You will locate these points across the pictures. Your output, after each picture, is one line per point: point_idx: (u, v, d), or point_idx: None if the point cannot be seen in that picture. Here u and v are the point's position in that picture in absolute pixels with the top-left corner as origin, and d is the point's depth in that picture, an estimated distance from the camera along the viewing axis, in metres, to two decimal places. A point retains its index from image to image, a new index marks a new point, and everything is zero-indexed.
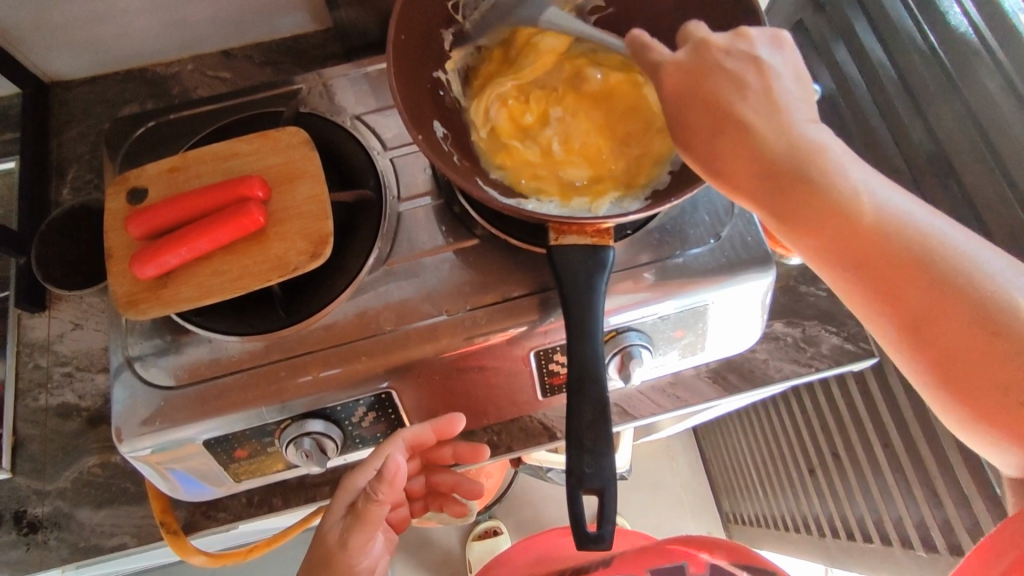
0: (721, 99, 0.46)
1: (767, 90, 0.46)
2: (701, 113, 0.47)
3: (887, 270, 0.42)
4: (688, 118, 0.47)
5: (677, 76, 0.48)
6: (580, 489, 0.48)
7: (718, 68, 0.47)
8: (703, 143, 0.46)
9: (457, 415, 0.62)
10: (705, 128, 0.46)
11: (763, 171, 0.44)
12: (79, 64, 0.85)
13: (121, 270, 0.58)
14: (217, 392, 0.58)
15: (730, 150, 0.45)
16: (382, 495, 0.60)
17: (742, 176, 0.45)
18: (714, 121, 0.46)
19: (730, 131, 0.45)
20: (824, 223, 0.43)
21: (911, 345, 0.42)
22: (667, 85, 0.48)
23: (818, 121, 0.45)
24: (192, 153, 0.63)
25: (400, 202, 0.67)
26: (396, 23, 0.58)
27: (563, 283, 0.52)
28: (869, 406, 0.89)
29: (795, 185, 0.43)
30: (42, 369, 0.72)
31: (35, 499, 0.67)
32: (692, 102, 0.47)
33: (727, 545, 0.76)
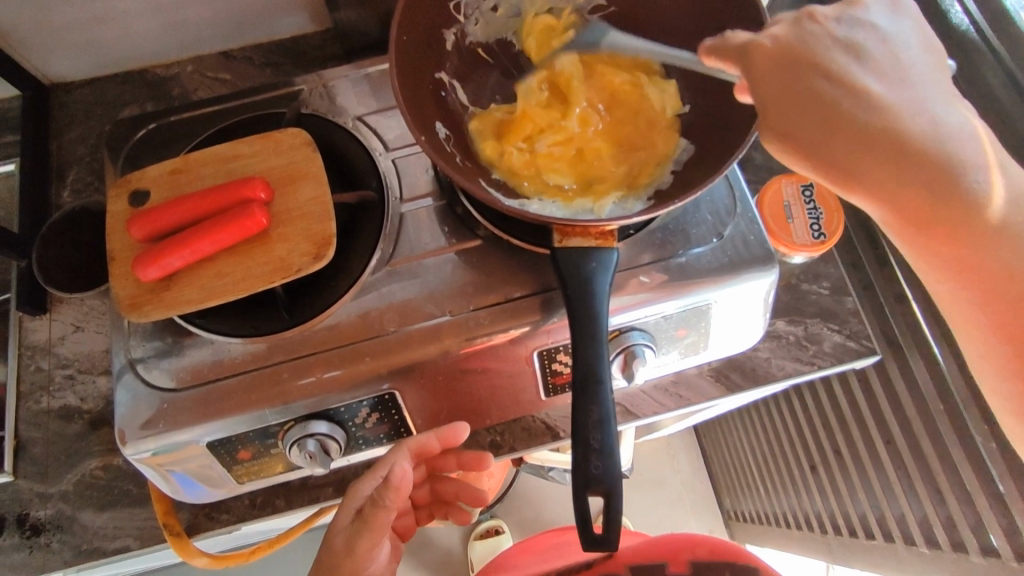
0: (845, 66, 0.49)
1: (883, 65, 0.50)
2: (805, 91, 0.49)
3: (974, 243, 0.47)
4: (797, 79, 0.49)
5: (774, 57, 0.50)
6: (585, 488, 0.48)
7: (829, 47, 0.50)
8: (805, 123, 0.49)
9: (461, 423, 0.63)
10: (809, 106, 0.49)
11: (871, 147, 0.48)
12: (78, 65, 0.85)
13: (124, 273, 0.58)
14: (220, 394, 0.58)
15: (845, 116, 0.48)
16: (389, 501, 0.59)
17: (844, 151, 0.48)
18: (814, 101, 0.49)
19: (838, 110, 0.48)
20: (921, 200, 0.47)
21: (991, 310, 0.48)
22: (775, 49, 0.50)
23: (947, 97, 0.50)
24: (193, 155, 0.63)
25: (402, 202, 0.66)
26: (399, 23, 0.58)
27: (567, 284, 0.52)
28: (870, 403, 0.89)
29: (899, 160, 0.47)
30: (43, 371, 0.72)
31: (38, 502, 0.67)
32: (796, 79, 0.49)
33: (706, 543, 0.74)
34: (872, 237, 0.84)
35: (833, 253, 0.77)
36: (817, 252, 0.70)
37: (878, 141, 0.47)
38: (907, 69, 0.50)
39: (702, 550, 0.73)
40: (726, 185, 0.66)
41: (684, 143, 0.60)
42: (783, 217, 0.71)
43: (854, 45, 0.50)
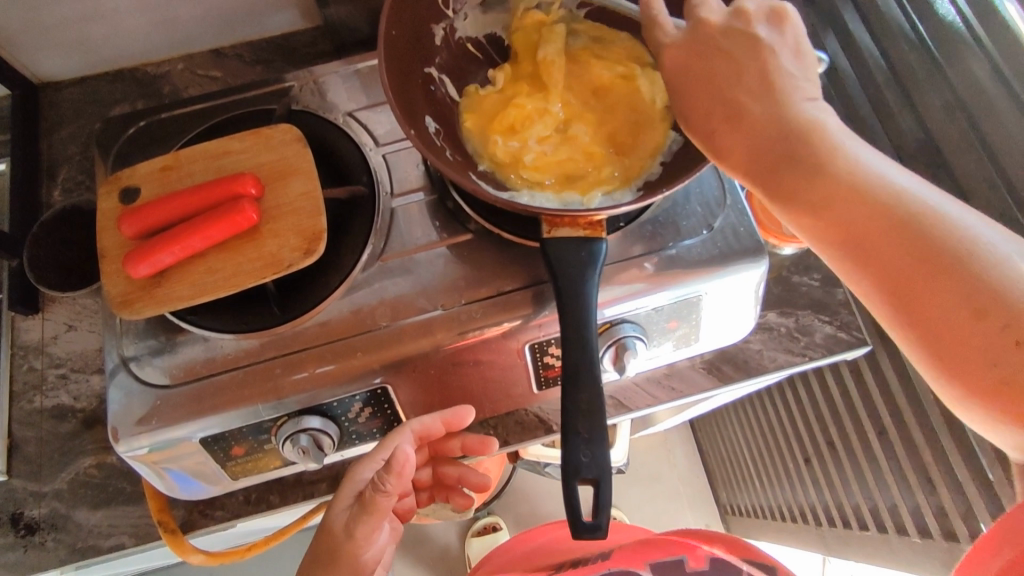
0: (716, 77, 0.50)
1: (761, 62, 0.49)
2: (695, 91, 0.51)
3: (869, 235, 0.43)
4: (690, 93, 0.51)
5: (676, 58, 0.52)
6: (575, 479, 0.49)
7: (715, 46, 0.51)
8: (699, 122, 0.50)
9: (467, 407, 0.63)
10: (700, 105, 0.50)
11: (754, 149, 0.47)
12: (68, 64, 0.85)
13: (115, 270, 0.58)
14: (213, 391, 0.58)
15: (725, 127, 0.49)
16: (390, 486, 0.59)
17: (730, 148, 0.49)
18: (707, 100, 0.50)
19: (725, 107, 0.49)
20: (805, 188, 0.45)
21: (888, 302, 0.43)
22: (669, 66, 0.52)
23: (818, 97, 0.48)
24: (183, 152, 0.63)
25: (393, 197, 0.66)
26: (388, 17, 0.58)
27: (556, 274, 0.52)
28: (863, 394, 0.89)
29: (778, 154, 0.46)
30: (36, 371, 0.72)
31: (32, 501, 0.67)
32: (691, 90, 0.51)
33: (728, 540, 0.75)
34: None
35: None
36: (807, 243, 0.71)
37: (758, 134, 0.47)
38: (787, 67, 0.49)
39: (722, 545, 0.74)
40: (716, 177, 0.66)
41: (674, 134, 0.60)
42: None
43: (735, 45, 0.50)
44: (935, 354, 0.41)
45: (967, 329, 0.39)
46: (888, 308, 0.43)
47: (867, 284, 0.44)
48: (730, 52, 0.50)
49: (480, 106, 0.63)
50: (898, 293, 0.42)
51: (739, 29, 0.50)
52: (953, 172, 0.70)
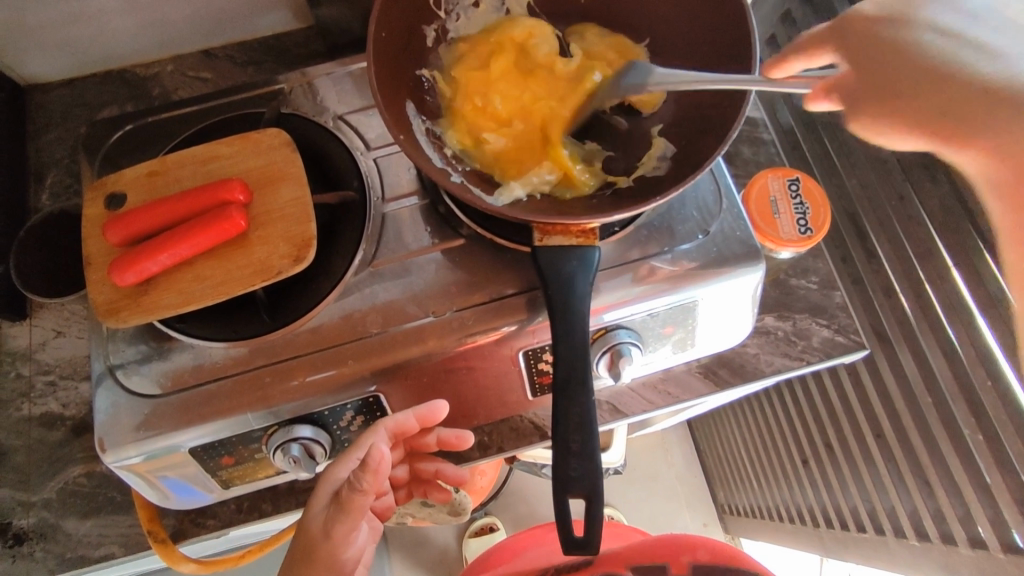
0: (898, 39, 0.52)
1: (999, 24, 0.49)
2: (893, 53, 0.52)
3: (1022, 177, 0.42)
4: (862, 68, 0.54)
5: (869, 27, 0.54)
6: (565, 492, 0.48)
7: (936, 11, 0.52)
8: (901, 94, 0.51)
9: (439, 402, 0.61)
10: (902, 72, 0.51)
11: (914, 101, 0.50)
12: (56, 65, 0.84)
13: (101, 278, 0.57)
14: (203, 399, 0.57)
15: (885, 75, 0.52)
16: (366, 484, 0.58)
17: (936, 109, 0.49)
18: (901, 65, 0.51)
19: (919, 75, 0.50)
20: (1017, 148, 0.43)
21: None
22: (851, 36, 0.55)
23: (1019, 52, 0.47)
24: (171, 157, 0.62)
25: (385, 202, 0.65)
26: (377, 18, 0.56)
27: (548, 280, 0.52)
28: (861, 397, 0.89)
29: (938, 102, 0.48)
30: (24, 378, 0.71)
31: (20, 510, 0.66)
32: (874, 53, 0.53)
33: (709, 544, 0.65)
34: (861, 230, 0.84)
35: (821, 247, 0.77)
36: (804, 247, 0.70)
37: (945, 92, 0.48)
38: (1001, 40, 0.48)
39: (704, 551, 0.64)
40: (712, 180, 0.66)
41: (665, 142, 0.60)
42: (771, 214, 0.70)
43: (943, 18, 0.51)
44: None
45: None
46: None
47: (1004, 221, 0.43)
48: (940, 31, 0.51)
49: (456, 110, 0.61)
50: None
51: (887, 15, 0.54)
52: (953, 174, 0.69)
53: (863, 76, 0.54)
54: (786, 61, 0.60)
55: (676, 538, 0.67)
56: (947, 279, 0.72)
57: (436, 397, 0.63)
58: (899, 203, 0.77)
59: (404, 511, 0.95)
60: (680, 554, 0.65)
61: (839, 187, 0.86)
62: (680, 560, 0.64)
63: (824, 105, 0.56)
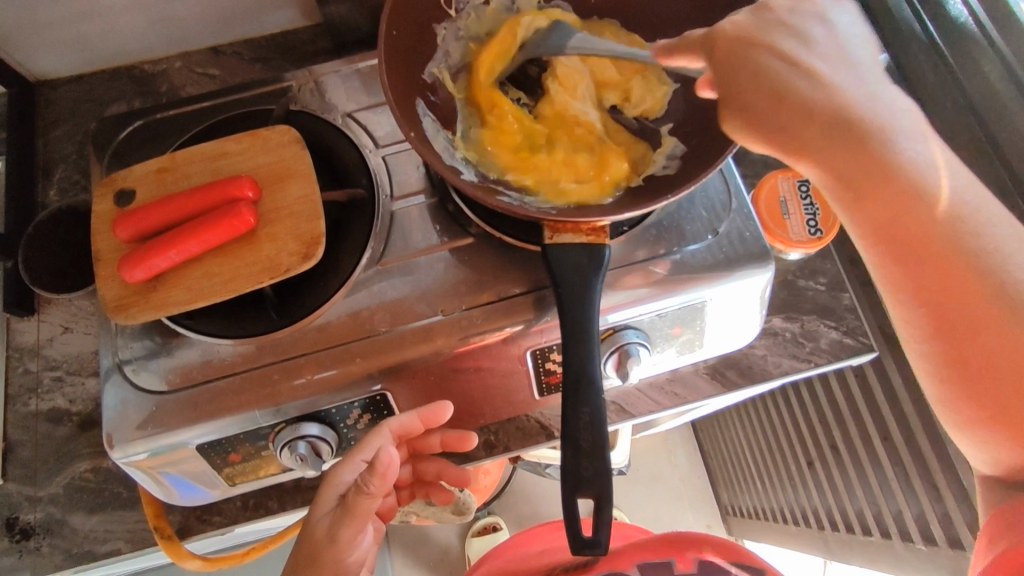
0: (763, 62, 0.51)
1: (826, 46, 0.51)
2: (757, 72, 0.51)
3: (905, 226, 0.47)
4: (731, 84, 0.52)
5: (733, 42, 0.52)
6: (575, 493, 0.48)
7: (779, 33, 0.52)
8: (758, 107, 0.51)
9: (445, 402, 0.60)
10: (755, 88, 0.51)
11: (804, 125, 0.49)
12: (64, 62, 0.84)
13: (110, 275, 0.57)
14: (210, 396, 0.57)
15: (755, 97, 0.51)
16: (373, 488, 0.58)
17: (795, 126, 0.50)
18: (760, 84, 0.51)
19: (778, 91, 0.50)
20: (863, 177, 0.48)
21: (910, 283, 0.48)
22: (719, 48, 0.52)
23: (872, 87, 0.50)
24: (180, 153, 0.62)
25: (393, 200, 0.65)
26: (387, 16, 0.56)
27: (558, 280, 0.51)
28: (868, 400, 0.88)
29: (822, 136, 0.49)
30: (31, 373, 0.71)
31: (27, 505, 0.67)
32: (747, 66, 0.51)
33: (713, 540, 0.60)
34: None
35: (829, 248, 0.77)
36: (813, 248, 0.70)
37: (809, 115, 0.49)
38: (827, 59, 0.50)
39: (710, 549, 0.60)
40: (722, 181, 0.65)
41: (675, 141, 0.59)
42: (780, 213, 0.70)
43: (806, 33, 0.51)
44: (936, 318, 0.47)
45: (977, 313, 0.45)
46: (895, 268, 0.48)
47: (891, 266, 0.48)
48: (779, 49, 0.51)
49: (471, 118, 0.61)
50: (914, 279, 0.47)
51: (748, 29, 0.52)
52: None
53: (739, 86, 0.52)
54: (671, 54, 0.56)
55: (679, 533, 0.62)
56: None
57: (441, 399, 0.63)
58: None
59: (408, 510, 0.95)
60: (685, 550, 0.60)
61: None
62: (685, 557, 0.59)
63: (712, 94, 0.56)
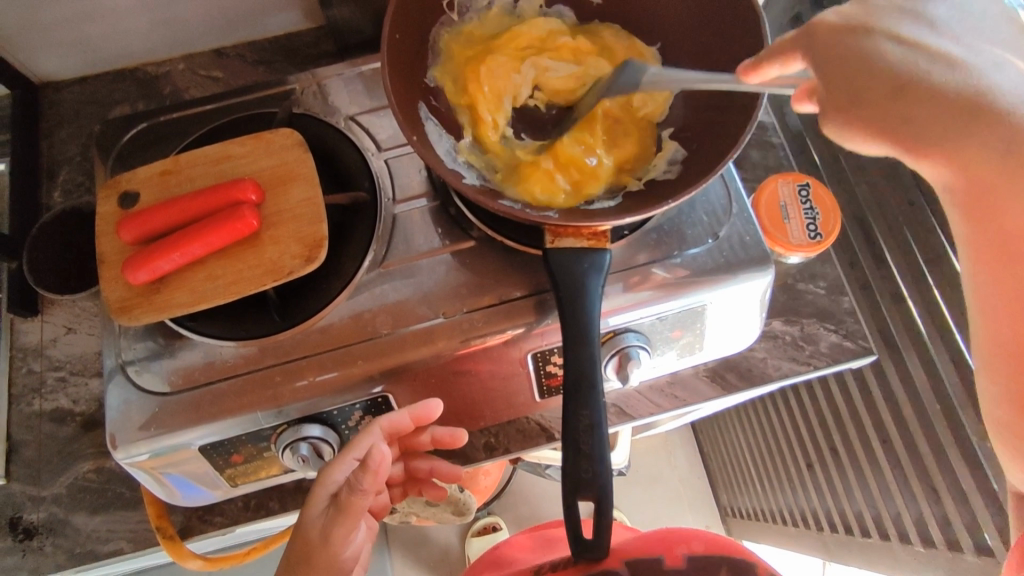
0: (873, 48, 0.46)
1: (954, 29, 0.46)
2: (864, 58, 0.46)
3: (1021, 233, 0.42)
4: (834, 75, 0.47)
5: (837, 29, 0.48)
6: (575, 496, 0.48)
7: (895, 19, 0.47)
8: (872, 98, 0.46)
9: (434, 400, 0.60)
10: (873, 78, 0.45)
11: (915, 117, 0.44)
12: (69, 64, 0.84)
13: (114, 276, 0.58)
14: (213, 398, 0.58)
15: (863, 87, 0.46)
16: (366, 485, 0.57)
17: (909, 122, 0.44)
18: (869, 71, 0.46)
19: (900, 77, 0.45)
20: (992, 184, 0.42)
21: (1012, 297, 0.43)
22: (816, 42, 0.48)
23: (1017, 69, 0.43)
24: (184, 156, 0.62)
25: (395, 203, 0.66)
26: (390, 20, 0.57)
27: (559, 284, 0.52)
28: (868, 403, 0.89)
29: (938, 132, 0.43)
30: (35, 374, 0.72)
31: (30, 505, 0.67)
32: (856, 54, 0.46)
33: (702, 536, 0.57)
34: (870, 235, 0.84)
35: (829, 252, 0.77)
36: (813, 252, 0.70)
37: (929, 103, 0.43)
38: (962, 46, 0.45)
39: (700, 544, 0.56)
40: (722, 185, 0.66)
41: (675, 146, 0.60)
42: (781, 218, 0.70)
43: (926, 16, 0.47)
44: None
45: None
46: (1000, 281, 0.43)
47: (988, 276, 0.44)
48: (900, 34, 0.46)
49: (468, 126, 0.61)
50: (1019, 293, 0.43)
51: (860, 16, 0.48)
52: None
53: (841, 78, 0.47)
54: (762, 65, 0.50)
55: (667, 531, 0.59)
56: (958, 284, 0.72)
57: (434, 397, 0.62)
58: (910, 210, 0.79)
59: (408, 510, 0.95)
60: (674, 546, 0.56)
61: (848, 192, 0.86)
62: (673, 553, 0.55)
63: (812, 108, 0.51)
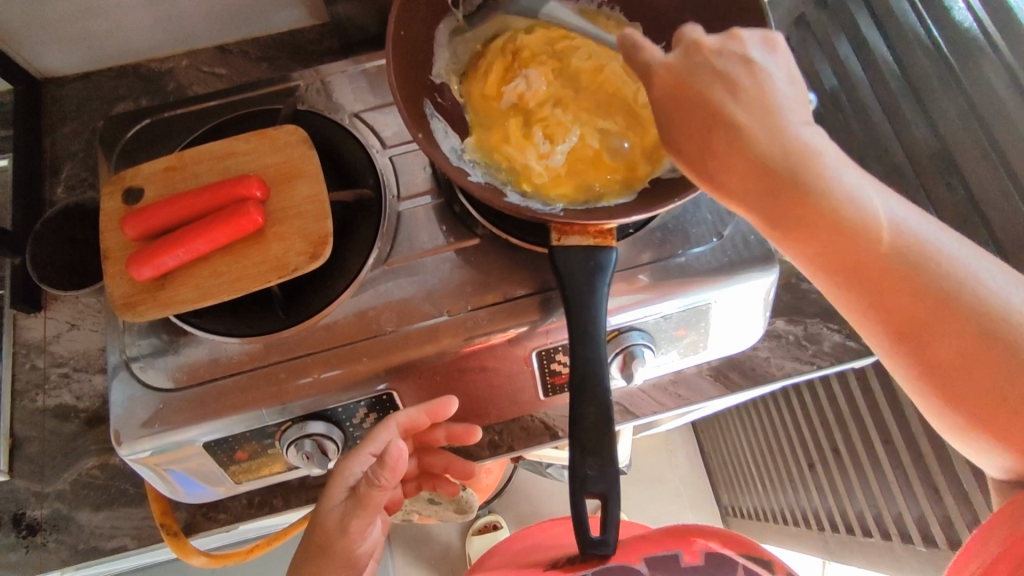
0: (701, 97, 0.43)
1: (753, 85, 0.43)
2: (692, 115, 0.44)
3: (872, 270, 0.41)
4: (679, 125, 0.44)
5: (671, 81, 0.44)
6: (582, 493, 0.48)
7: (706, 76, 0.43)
8: (704, 150, 0.44)
9: (450, 398, 0.59)
10: (698, 122, 0.44)
11: (739, 164, 0.42)
12: (72, 59, 0.84)
13: (119, 272, 0.57)
14: (217, 394, 0.58)
15: (713, 150, 0.43)
16: (384, 480, 0.58)
17: (715, 173, 0.44)
18: (684, 118, 0.44)
19: (713, 124, 0.43)
20: (785, 215, 0.42)
21: (893, 333, 0.42)
22: (656, 91, 0.45)
23: (811, 121, 0.43)
24: (188, 152, 0.62)
25: (399, 201, 0.66)
26: (396, 17, 0.56)
27: (564, 283, 0.52)
28: (870, 403, 0.89)
29: (757, 180, 0.42)
30: (38, 370, 0.72)
31: (34, 501, 0.67)
32: (677, 108, 0.44)
33: (721, 534, 0.54)
34: None
35: None
36: None
37: (730, 158, 0.43)
38: (782, 94, 0.43)
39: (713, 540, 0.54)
40: None
41: None
42: None
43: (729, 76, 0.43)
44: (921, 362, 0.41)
45: (966, 359, 0.39)
46: (874, 313, 0.42)
47: (864, 311, 0.43)
48: (728, 81, 0.43)
49: (489, 136, 0.61)
50: (903, 322, 0.41)
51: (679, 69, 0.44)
52: (968, 179, 0.69)
53: (678, 128, 0.45)
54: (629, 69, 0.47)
55: (684, 526, 0.56)
56: None
57: (449, 392, 0.62)
58: None
59: (411, 508, 0.95)
60: (691, 542, 0.54)
61: None
62: (690, 548, 0.53)
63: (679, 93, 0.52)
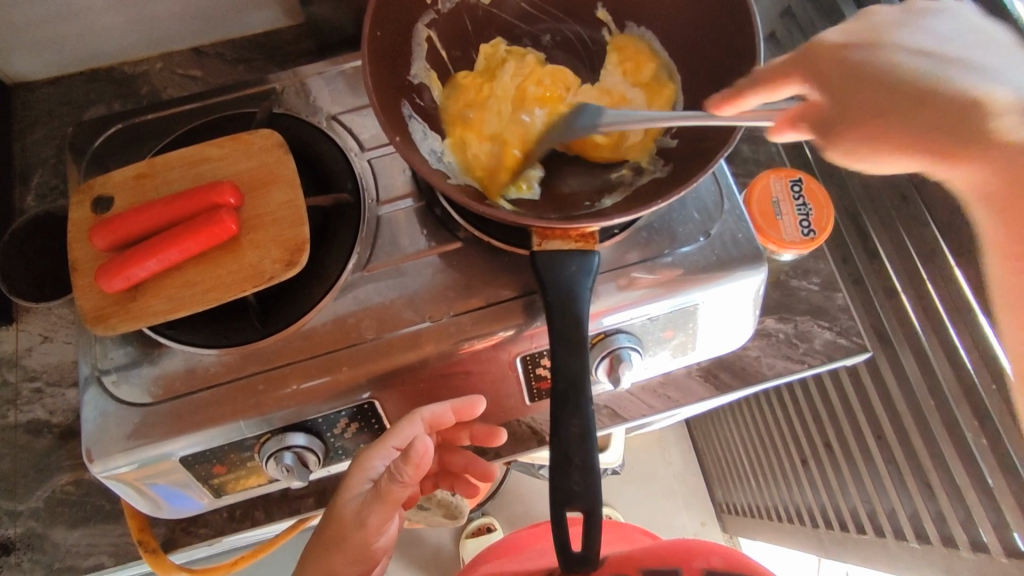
0: (865, 66, 0.48)
1: (940, 43, 0.47)
2: (864, 78, 0.48)
3: None
4: (846, 92, 0.48)
5: (836, 57, 0.49)
6: (566, 506, 0.47)
7: (894, 35, 0.48)
8: (882, 119, 0.47)
9: (479, 398, 0.59)
10: (873, 94, 0.47)
11: (951, 128, 0.44)
12: (41, 63, 0.82)
13: (88, 284, 0.56)
14: (194, 407, 0.56)
15: (922, 117, 0.44)
16: (407, 476, 0.55)
17: (913, 129, 0.45)
18: (876, 86, 0.47)
19: (907, 106, 0.45)
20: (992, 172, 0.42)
21: None
22: (827, 66, 0.49)
23: None
24: (159, 159, 0.60)
25: (379, 205, 0.64)
26: (371, 16, 0.55)
27: (547, 288, 0.50)
28: (861, 398, 0.88)
29: (941, 138, 0.44)
30: (9, 385, 0.70)
31: (7, 520, 0.65)
32: (850, 79, 0.48)
33: (723, 552, 0.56)
34: (862, 230, 0.83)
35: (822, 249, 0.76)
36: (806, 249, 0.70)
37: (941, 122, 0.44)
38: (978, 58, 0.45)
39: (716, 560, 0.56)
40: (713, 182, 0.64)
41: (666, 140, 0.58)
42: (773, 214, 0.70)
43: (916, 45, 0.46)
44: None
45: None
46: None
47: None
48: (881, 49, 0.48)
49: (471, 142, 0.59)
50: None
51: (846, 50, 0.49)
52: None
53: (854, 95, 0.48)
54: (739, 95, 0.52)
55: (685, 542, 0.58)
56: (950, 279, 0.71)
57: (465, 392, 0.61)
58: (901, 204, 0.77)
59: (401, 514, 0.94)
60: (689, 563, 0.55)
61: (840, 186, 0.85)
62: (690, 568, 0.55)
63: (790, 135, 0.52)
